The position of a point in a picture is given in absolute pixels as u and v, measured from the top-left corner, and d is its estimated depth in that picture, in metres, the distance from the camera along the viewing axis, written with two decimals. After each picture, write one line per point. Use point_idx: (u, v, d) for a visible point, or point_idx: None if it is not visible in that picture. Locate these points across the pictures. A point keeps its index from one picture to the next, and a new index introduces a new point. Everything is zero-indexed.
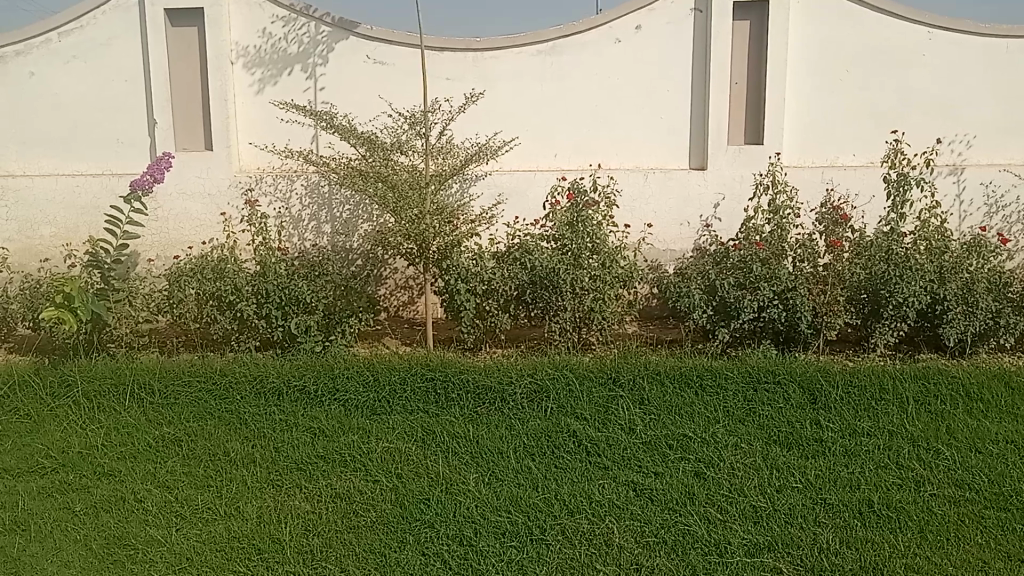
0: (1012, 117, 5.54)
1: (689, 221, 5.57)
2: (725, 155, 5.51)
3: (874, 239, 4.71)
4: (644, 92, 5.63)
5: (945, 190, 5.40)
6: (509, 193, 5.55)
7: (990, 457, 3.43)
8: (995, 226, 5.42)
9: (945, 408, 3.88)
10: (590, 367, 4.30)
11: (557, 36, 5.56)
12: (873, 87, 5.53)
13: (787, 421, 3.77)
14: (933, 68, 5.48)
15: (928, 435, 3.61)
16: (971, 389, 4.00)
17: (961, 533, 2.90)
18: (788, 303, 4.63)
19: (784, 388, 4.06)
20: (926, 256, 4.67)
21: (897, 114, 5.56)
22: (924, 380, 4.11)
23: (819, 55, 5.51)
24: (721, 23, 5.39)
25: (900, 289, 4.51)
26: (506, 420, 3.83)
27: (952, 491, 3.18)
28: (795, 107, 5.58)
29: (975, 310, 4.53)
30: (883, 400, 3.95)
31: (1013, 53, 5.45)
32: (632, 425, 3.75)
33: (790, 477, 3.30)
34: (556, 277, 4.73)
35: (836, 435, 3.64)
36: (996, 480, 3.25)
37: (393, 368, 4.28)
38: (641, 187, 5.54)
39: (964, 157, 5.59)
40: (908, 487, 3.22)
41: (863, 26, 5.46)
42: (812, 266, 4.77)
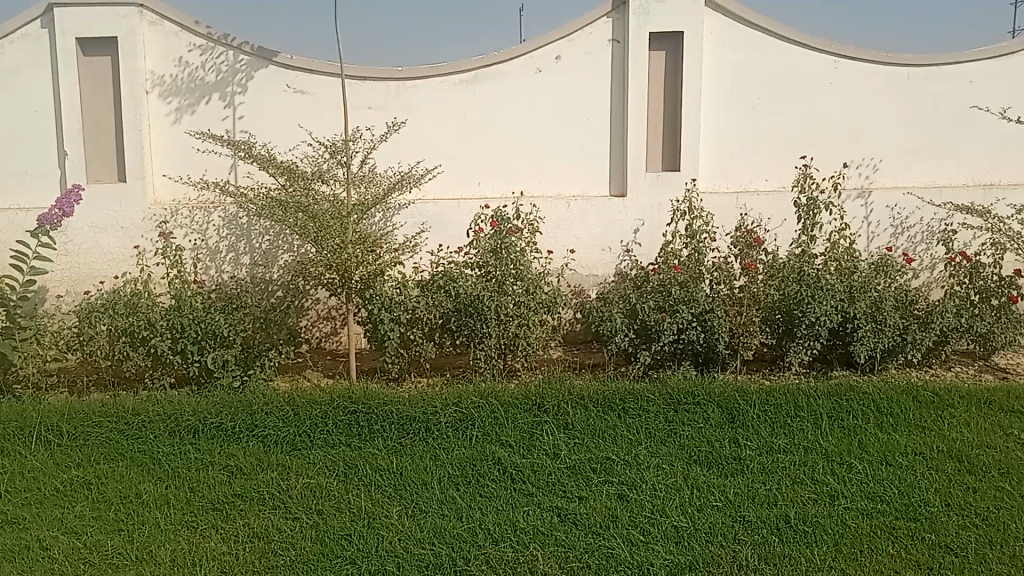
0: (913, 141, 5.81)
1: (610, 246, 5.66)
2: (643, 182, 5.62)
3: (786, 261, 4.90)
4: (565, 120, 5.72)
5: (854, 212, 5.61)
6: (432, 222, 5.55)
7: (900, 469, 3.56)
8: (900, 246, 5.65)
9: (856, 423, 4.01)
10: (515, 394, 4.31)
11: (478, 66, 5.62)
12: (783, 114, 5.74)
13: (707, 440, 3.85)
14: (840, 95, 5.72)
15: (841, 450, 3.72)
16: (881, 403, 4.16)
17: (873, 544, 3.00)
18: (706, 324, 4.73)
19: (703, 408, 4.14)
20: (836, 276, 4.85)
21: (806, 141, 5.78)
22: (836, 396, 4.24)
23: (732, 84, 5.69)
24: (638, 53, 5.52)
25: (812, 308, 4.65)
26: (430, 450, 3.81)
27: (864, 504, 3.28)
28: (710, 134, 5.74)
29: (884, 328, 4.71)
30: (798, 416, 4.06)
31: (912, 80, 5.74)
32: (556, 450, 3.78)
33: (709, 496, 3.36)
34: (481, 304, 4.75)
35: (753, 452, 3.73)
36: (907, 491, 3.37)
37: (314, 402, 4.21)
38: (563, 214, 5.61)
39: (871, 180, 5.83)
40: (823, 501, 3.31)
41: (773, 55, 5.67)
42: (728, 288, 4.90)
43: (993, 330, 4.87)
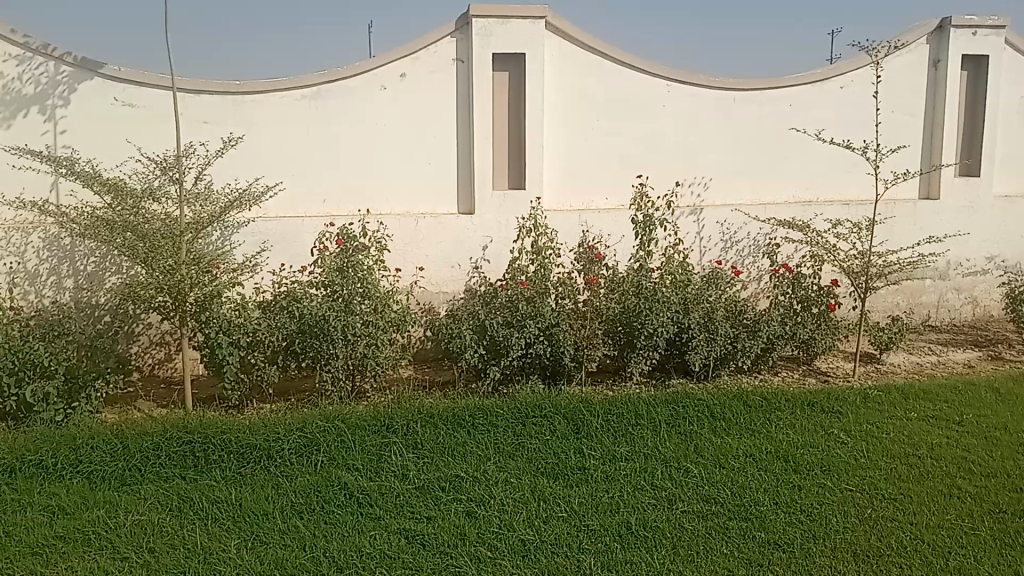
0: (741, 161, 6.17)
1: (459, 263, 5.66)
2: (490, 200, 5.69)
3: (625, 275, 5.11)
4: (411, 138, 5.71)
5: (687, 229, 5.88)
6: (274, 241, 5.37)
7: (732, 471, 3.75)
8: (729, 259, 5.98)
9: (692, 428, 4.20)
10: (362, 416, 4.24)
11: (321, 81, 5.51)
12: (621, 136, 5.96)
13: (553, 452, 3.92)
14: (672, 118, 6.01)
15: (679, 456, 3.89)
16: (714, 409, 4.38)
17: (708, 545, 3.14)
18: (553, 338, 4.83)
19: (550, 420, 4.22)
20: (672, 288, 5.07)
21: (643, 161, 6.02)
22: (674, 404, 4.44)
23: (573, 106, 5.85)
24: (482, 73, 5.59)
25: (650, 320, 4.85)
26: (272, 478, 3.68)
27: (700, 507, 3.44)
28: (552, 154, 5.87)
29: (716, 337, 4.96)
30: (638, 424, 4.22)
31: (738, 104, 6.10)
32: (404, 471, 3.74)
33: (555, 507, 3.42)
34: (326, 325, 4.63)
35: (597, 461, 3.84)
36: (739, 492, 3.55)
37: (146, 433, 3.98)
38: (412, 232, 5.55)
39: (703, 198, 6.14)
40: (661, 506, 3.44)
41: (610, 78, 5.88)
42: (573, 301, 5.06)
43: (813, 336, 5.24)
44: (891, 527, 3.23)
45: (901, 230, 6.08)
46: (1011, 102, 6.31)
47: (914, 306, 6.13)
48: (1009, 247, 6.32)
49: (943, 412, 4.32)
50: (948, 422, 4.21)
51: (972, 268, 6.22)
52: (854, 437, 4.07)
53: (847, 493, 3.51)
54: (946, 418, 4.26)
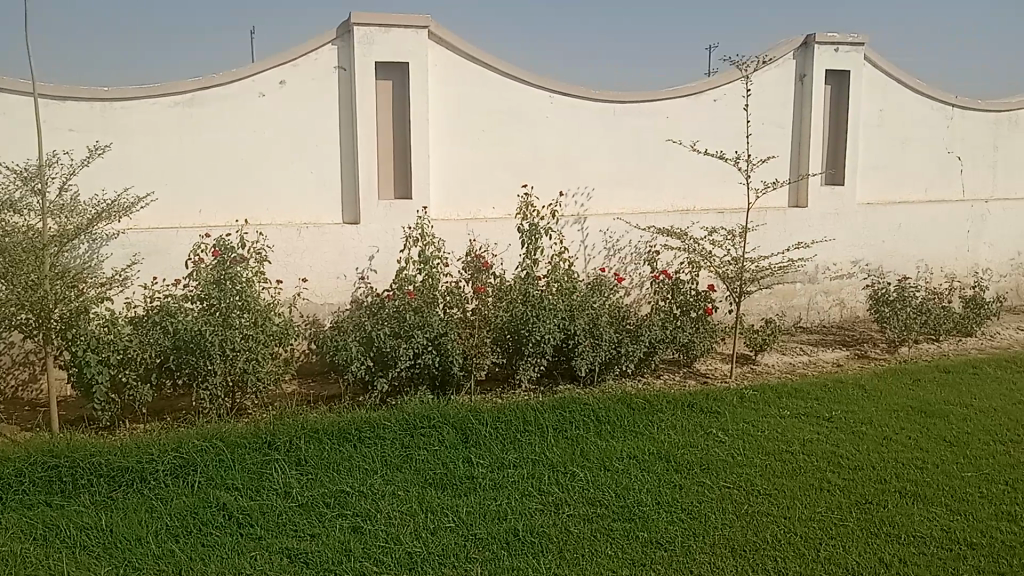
0: (621, 171, 6.30)
1: (345, 274, 5.53)
2: (376, 209, 5.58)
3: (512, 284, 5.14)
4: (291, 146, 5.58)
5: (572, 238, 5.91)
6: (146, 253, 5.14)
7: (616, 473, 3.82)
8: (613, 266, 6.05)
9: (578, 432, 4.26)
10: (243, 434, 4.11)
11: (196, 88, 5.31)
12: (506, 146, 5.97)
13: (441, 462, 3.91)
14: (556, 128, 6.06)
15: (565, 460, 3.94)
16: (600, 413, 4.46)
17: (593, 547, 3.19)
18: (441, 348, 4.80)
19: (438, 430, 4.20)
20: (558, 296, 5.13)
21: (527, 171, 6.04)
22: (561, 409, 4.49)
23: (457, 116, 5.80)
24: (365, 82, 5.50)
25: (537, 327, 4.90)
26: (145, 501, 3.52)
27: (585, 510, 3.48)
28: (438, 163, 5.81)
29: (601, 342, 5.06)
30: (526, 431, 4.25)
31: (619, 116, 6.21)
32: (288, 488, 3.64)
33: (443, 518, 3.41)
34: (203, 340, 4.48)
35: (485, 470, 3.84)
36: (623, 493, 3.62)
37: (5, 460, 3.74)
38: (294, 241, 5.38)
39: (586, 208, 6.24)
40: (548, 511, 3.48)
41: (494, 89, 5.87)
42: (461, 311, 5.05)
43: (692, 339, 5.42)
44: (767, 521, 3.35)
45: (772, 237, 6.37)
46: (871, 116, 6.71)
47: (786, 309, 6.42)
48: (871, 251, 6.71)
49: (813, 409, 4.53)
50: (819, 418, 4.42)
51: (837, 271, 6.58)
52: (731, 436, 4.21)
53: (725, 490, 3.63)
54: (816, 415, 4.47)
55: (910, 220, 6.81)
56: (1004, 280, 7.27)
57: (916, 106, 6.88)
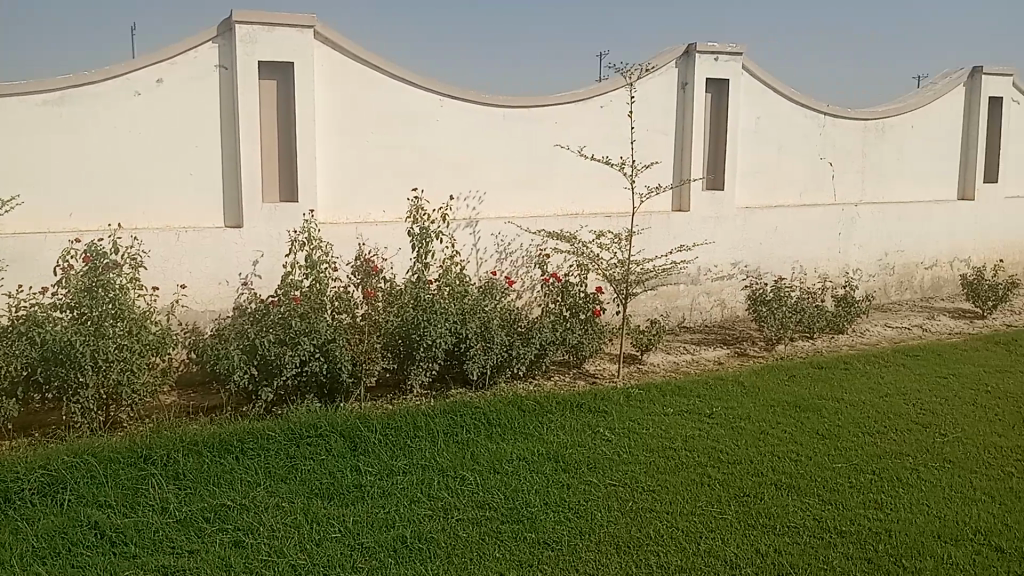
0: (512, 176, 6.28)
1: (226, 279, 5.32)
2: (260, 212, 5.40)
3: (402, 288, 5.09)
4: (169, 147, 5.34)
5: (463, 241, 5.87)
6: (10, 261, 4.81)
7: (506, 475, 3.84)
8: (504, 270, 6.07)
9: (468, 436, 4.25)
10: (117, 448, 3.92)
11: (64, 86, 5.02)
12: (395, 149, 5.88)
13: (328, 472, 3.83)
14: (446, 132, 6.01)
15: (455, 465, 3.93)
16: (490, 416, 4.47)
17: (482, 550, 3.19)
18: (329, 355, 4.69)
19: (325, 439, 4.12)
20: (449, 299, 5.11)
21: (418, 174, 5.96)
22: (451, 414, 4.48)
23: (344, 118, 5.69)
24: (248, 81, 5.29)
25: (429, 332, 4.88)
26: (9, 523, 3.31)
27: (474, 513, 3.48)
28: (324, 166, 5.68)
29: (492, 345, 5.06)
30: (416, 436, 4.22)
31: (508, 120, 6.22)
32: (165, 504, 3.50)
33: (328, 529, 3.34)
34: (73, 352, 4.25)
35: (373, 477, 3.79)
36: (511, 495, 3.64)
37: None
38: (173, 247, 5.15)
39: (477, 211, 6.19)
40: (436, 516, 3.46)
41: (382, 91, 5.78)
42: (350, 317, 4.92)
43: (581, 340, 5.50)
44: (651, 518, 3.43)
45: (656, 239, 6.54)
46: (750, 122, 6.99)
47: (670, 309, 6.61)
48: (749, 253, 6.99)
49: (696, 406, 4.68)
50: (701, 415, 4.56)
51: (718, 273, 6.84)
52: (618, 434, 4.30)
53: (611, 488, 3.70)
54: (698, 411, 4.61)
55: (785, 223, 7.13)
56: (871, 279, 7.69)
57: (790, 114, 7.21)
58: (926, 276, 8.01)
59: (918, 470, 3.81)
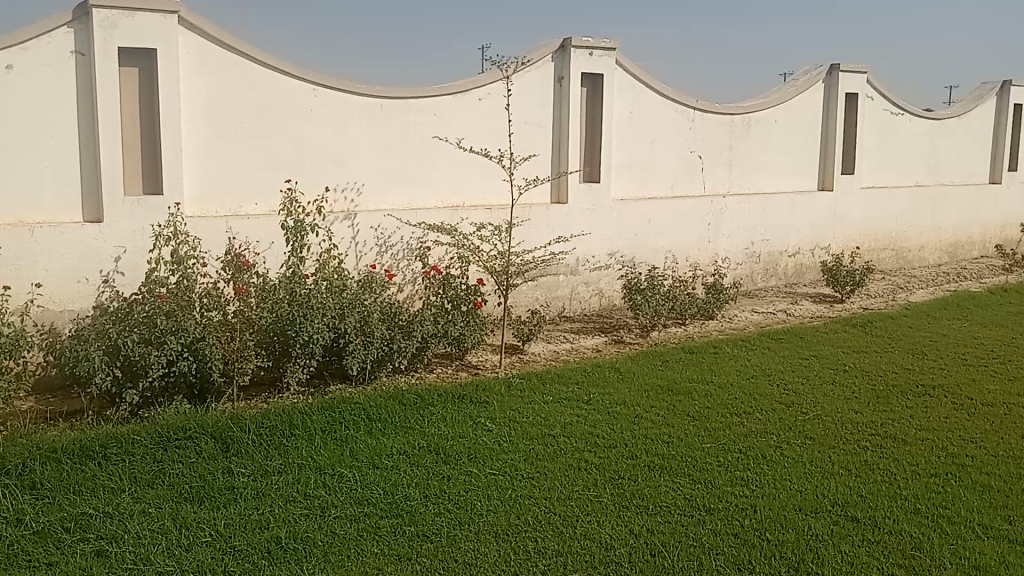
0: (390, 167, 6.19)
1: (86, 277, 5.02)
2: (122, 206, 5.12)
3: (276, 283, 4.97)
4: (21, 137, 4.92)
5: (340, 234, 5.73)
6: None
7: (385, 470, 3.81)
8: (384, 263, 5.95)
9: (347, 433, 4.20)
10: None
11: None
12: (267, 139, 5.68)
13: (199, 475, 3.71)
14: (321, 122, 5.87)
15: (333, 462, 3.87)
16: (370, 411, 4.42)
17: (359, 547, 3.16)
18: (198, 354, 4.52)
19: (195, 441, 3.97)
20: (326, 294, 5.02)
21: (292, 165, 5.79)
22: (330, 410, 4.40)
23: (213, 106, 5.47)
24: (107, 68, 5.00)
25: (305, 328, 4.78)
26: None
27: (352, 510, 3.44)
28: (192, 157, 5.42)
29: (371, 340, 5.00)
30: (293, 435, 4.13)
31: (386, 110, 6.13)
32: (20, 515, 3.30)
33: (199, 533, 3.24)
34: None
35: (247, 479, 3.70)
36: (391, 490, 3.62)
37: None
38: (26, 243, 4.84)
39: (355, 203, 6.07)
40: (313, 514, 3.41)
41: (253, 80, 5.59)
42: (221, 314, 4.72)
43: (463, 332, 5.50)
44: (529, 505, 3.46)
45: (534, 231, 6.62)
46: (623, 116, 7.18)
47: (550, 299, 6.72)
48: (625, 243, 7.18)
49: (574, 394, 4.77)
50: (579, 402, 4.66)
51: (596, 263, 6.99)
52: (498, 424, 4.34)
53: (491, 477, 3.73)
54: (577, 398, 4.71)
55: (659, 214, 7.36)
56: (739, 268, 8.04)
57: (662, 108, 7.44)
58: (789, 263, 8.44)
59: (781, 447, 4.00)
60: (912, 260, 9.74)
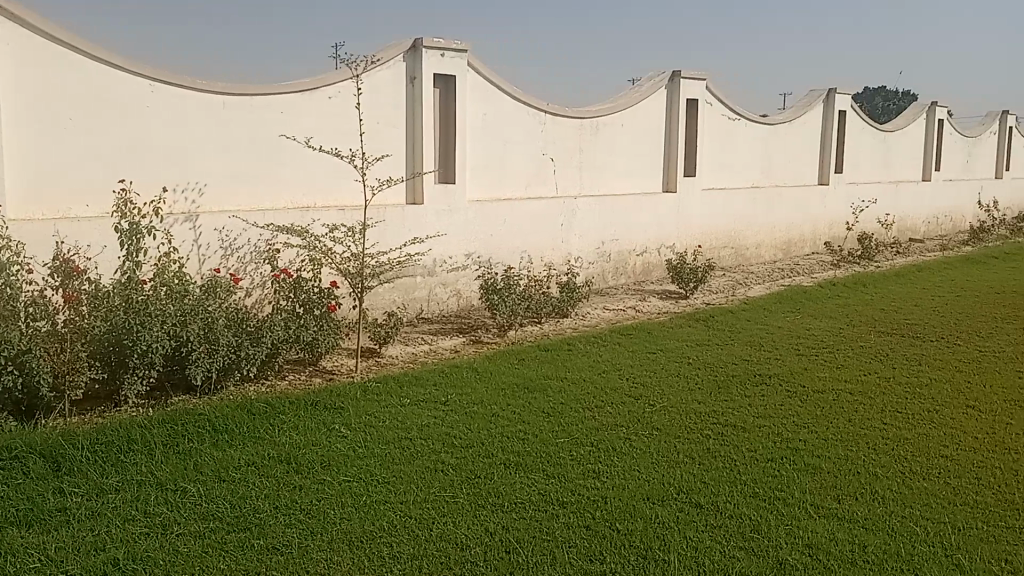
0: (235, 167, 5.96)
1: None
2: None
3: (109, 290, 4.64)
4: None
5: (181, 237, 5.48)
6: None
7: (233, 482, 3.67)
8: (229, 267, 5.72)
9: (191, 445, 4.01)
10: None
11: None
12: (98, 136, 5.32)
13: (25, 497, 3.46)
14: (159, 120, 5.56)
15: (175, 476, 3.69)
16: (215, 422, 4.24)
17: (205, 564, 3.03)
18: (23, 367, 4.22)
19: (21, 461, 3.74)
20: (167, 300, 4.76)
21: (126, 165, 5.45)
22: (171, 423, 4.20)
23: (36, 101, 5.04)
24: None
25: (143, 336, 4.54)
26: None
27: (197, 526, 3.30)
28: (12, 155, 4.99)
29: (217, 348, 4.80)
30: (131, 450, 3.91)
31: (229, 108, 5.89)
32: None
33: (26, 560, 3.01)
34: None
35: (80, 499, 3.47)
36: (238, 503, 3.49)
37: None
38: None
39: (197, 204, 5.81)
40: (154, 533, 3.23)
41: (82, 74, 5.18)
42: (49, 324, 4.41)
43: (316, 337, 5.37)
44: (384, 510, 3.42)
45: (389, 233, 6.54)
46: (476, 118, 7.23)
47: (407, 301, 6.67)
48: (481, 244, 7.23)
49: (431, 395, 4.76)
50: (436, 403, 4.65)
51: (453, 264, 7.01)
52: (353, 430, 4.26)
53: (345, 484, 3.66)
54: (434, 400, 4.70)
55: (513, 215, 7.46)
56: (591, 266, 8.28)
57: (513, 111, 7.55)
58: (638, 261, 8.77)
59: (630, 439, 4.14)
60: (750, 257, 10.34)
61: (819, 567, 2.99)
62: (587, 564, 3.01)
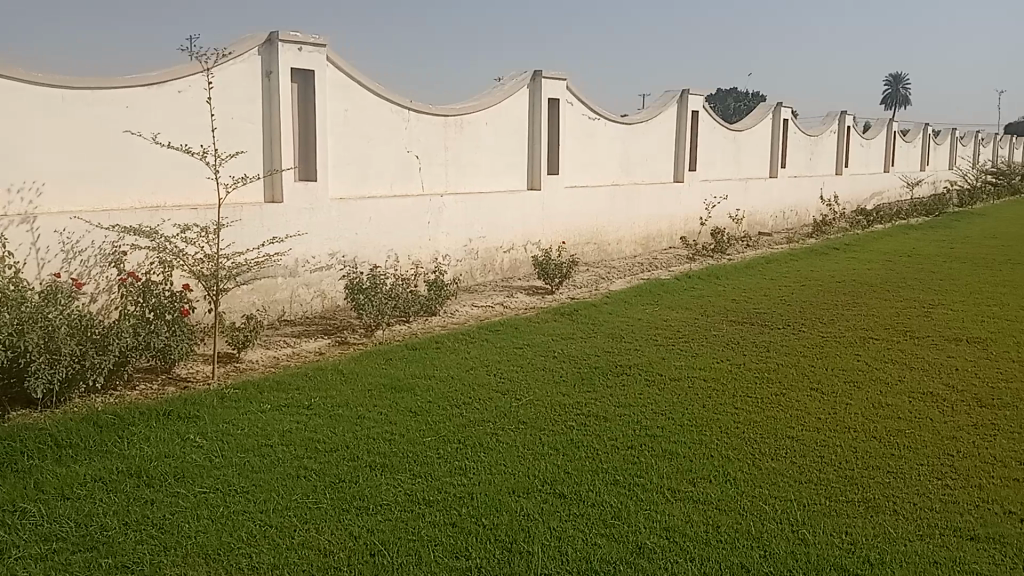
0: (77, 164, 5.59)
1: None
2: None
3: None
4: None
5: (18, 240, 5.06)
6: None
7: (79, 500, 3.45)
8: (73, 271, 5.36)
9: (32, 463, 3.76)
10: None
11: None
12: None
13: None
14: None
15: (14, 497, 3.44)
16: (58, 437, 3.99)
17: None
18: None
19: None
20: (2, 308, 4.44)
21: None
22: (8, 441, 3.91)
23: None
24: None
25: None
26: None
27: (39, 548, 3.08)
28: None
29: (59, 359, 4.48)
30: None
31: (70, 102, 5.52)
32: None
33: None
34: None
35: None
36: (84, 521, 3.28)
37: None
38: None
39: (35, 205, 5.39)
40: None
41: None
42: None
43: (168, 343, 5.13)
44: (242, 520, 3.31)
45: (247, 233, 6.30)
46: (336, 114, 7.10)
47: (268, 303, 6.47)
48: (345, 243, 7.11)
49: (294, 399, 4.64)
50: (299, 407, 4.54)
51: (315, 264, 6.86)
52: (210, 439, 4.10)
53: (202, 496, 3.52)
54: (297, 404, 4.58)
55: (378, 213, 7.38)
56: (458, 264, 8.29)
57: (376, 108, 7.46)
58: (504, 258, 8.86)
59: (497, 434, 4.18)
60: (612, 253, 10.66)
61: (675, 549, 3.11)
62: (452, 561, 3.01)
